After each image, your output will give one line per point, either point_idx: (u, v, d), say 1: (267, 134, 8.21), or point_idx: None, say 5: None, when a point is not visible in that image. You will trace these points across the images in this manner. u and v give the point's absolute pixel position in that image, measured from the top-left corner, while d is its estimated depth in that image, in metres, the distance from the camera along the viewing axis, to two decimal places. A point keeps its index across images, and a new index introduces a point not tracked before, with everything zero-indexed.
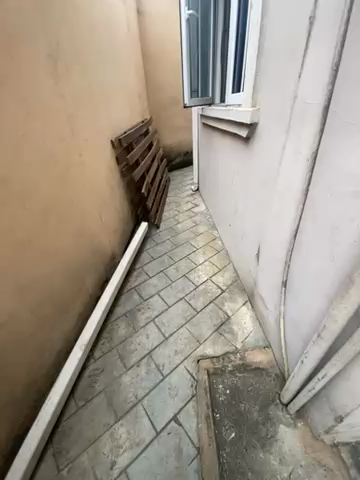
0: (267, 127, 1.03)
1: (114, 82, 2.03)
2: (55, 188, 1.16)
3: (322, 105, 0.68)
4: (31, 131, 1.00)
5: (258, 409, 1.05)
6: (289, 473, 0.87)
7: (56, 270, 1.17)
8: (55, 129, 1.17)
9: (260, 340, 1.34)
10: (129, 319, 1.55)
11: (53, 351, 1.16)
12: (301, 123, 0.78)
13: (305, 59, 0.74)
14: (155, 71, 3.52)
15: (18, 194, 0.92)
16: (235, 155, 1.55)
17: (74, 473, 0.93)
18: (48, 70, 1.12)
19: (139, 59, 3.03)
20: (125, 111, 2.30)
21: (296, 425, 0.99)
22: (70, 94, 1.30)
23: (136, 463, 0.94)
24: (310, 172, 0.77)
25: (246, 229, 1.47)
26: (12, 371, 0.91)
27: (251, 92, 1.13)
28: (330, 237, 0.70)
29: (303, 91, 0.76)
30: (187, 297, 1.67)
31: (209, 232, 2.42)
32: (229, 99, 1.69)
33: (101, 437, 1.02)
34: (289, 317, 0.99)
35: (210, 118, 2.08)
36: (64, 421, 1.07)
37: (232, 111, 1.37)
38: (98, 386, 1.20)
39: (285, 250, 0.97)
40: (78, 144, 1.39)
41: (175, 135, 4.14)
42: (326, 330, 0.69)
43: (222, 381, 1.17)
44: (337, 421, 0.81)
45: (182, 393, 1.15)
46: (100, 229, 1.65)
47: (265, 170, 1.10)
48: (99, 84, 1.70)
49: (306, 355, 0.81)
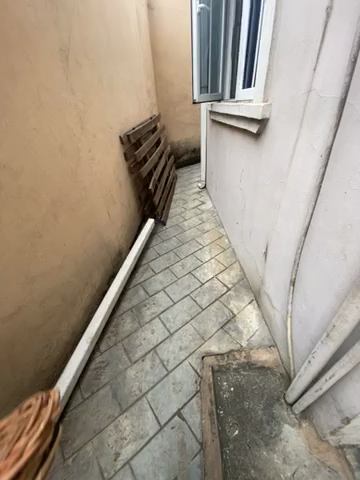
0: (279, 122, 1.01)
1: (123, 77, 2.02)
2: (65, 182, 1.17)
3: (338, 99, 0.66)
4: (42, 125, 1.01)
5: (262, 407, 1.05)
6: (292, 473, 0.87)
7: (64, 265, 1.18)
8: (65, 124, 1.17)
9: (266, 340, 1.33)
10: (134, 313, 1.56)
11: (61, 342, 1.18)
12: (316, 116, 0.76)
13: (321, 50, 0.72)
14: (164, 67, 3.51)
15: (29, 188, 0.94)
16: (244, 151, 1.53)
17: (79, 462, 0.94)
18: (60, 64, 1.12)
19: (148, 55, 3.02)
20: (134, 106, 2.30)
21: (300, 424, 0.98)
22: (80, 90, 1.31)
23: (139, 456, 0.95)
24: (324, 167, 0.75)
25: (254, 227, 1.45)
26: (20, 361, 0.93)
27: (263, 85, 1.11)
28: (343, 236, 0.68)
29: (319, 84, 0.74)
30: (193, 293, 1.67)
31: (215, 230, 2.40)
32: (239, 95, 1.66)
33: (106, 428, 1.04)
34: (297, 316, 0.98)
35: (219, 114, 2.06)
36: (70, 411, 1.10)
37: (242, 107, 1.34)
38: (103, 379, 1.21)
39: (295, 248, 0.95)
40: (87, 139, 1.39)
41: (183, 132, 4.11)
42: (336, 329, 0.68)
43: (227, 379, 1.16)
44: (344, 422, 0.80)
45: (186, 388, 1.16)
46: (107, 225, 1.66)
47: (276, 166, 1.08)
48: (108, 80, 1.69)
49: (314, 354, 0.79)
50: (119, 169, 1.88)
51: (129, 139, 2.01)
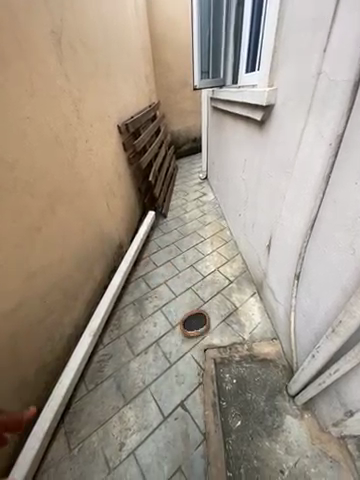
0: (285, 109, 0.96)
1: (120, 62, 1.93)
2: (62, 175, 1.14)
3: (351, 82, 0.61)
4: (36, 115, 0.96)
5: (265, 399, 1.06)
6: (294, 463, 0.88)
7: (64, 259, 1.17)
8: (61, 113, 1.12)
9: (268, 332, 1.33)
10: (137, 307, 1.56)
11: (64, 336, 1.18)
12: (326, 102, 0.71)
13: (332, 29, 0.66)
14: (163, 51, 3.36)
15: (25, 181, 0.91)
16: (248, 140, 1.47)
17: (85, 452, 0.97)
18: (53, 49, 1.06)
19: (146, 38, 2.88)
20: (132, 94, 2.21)
21: (302, 416, 0.99)
22: (75, 76, 1.25)
23: (143, 446, 0.97)
24: (334, 157, 0.71)
25: (258, 219, 1.41)
26: (24, 355, 0.93)
27: (268, 69, 1.04)
28: (352, 229, 0.65)
29: (329, 67, 0.69)
30: (195, 287, 1.66)
31: (216, 222, 2.37)
32: (242, 80, 1.58)
33: (111, 419, 1.05)
34: (301, 311, 0.96)
35: (221, 101, 1.98)
36: (75, 403, 1.11)
37: (246, 93, 1.28)
38: (107, 372, 1.23)
39: (300, 241, 0.92)
40: (84, 130, 1.34)
41: (183, 120, 3.98)
42: (342, 325, 0.66)
43: (229, 371, 1.17)
44: (347, 415, 0.80)
45: (189, 380, 1.17)
46: (107, 218, 1.63)
47: (282, 156, 1.03)
48: (104, 65, 1.62)
49: (318, 349, 0.79)
50: (118, 161, 1.83)
51: (128, 129, 1.95)
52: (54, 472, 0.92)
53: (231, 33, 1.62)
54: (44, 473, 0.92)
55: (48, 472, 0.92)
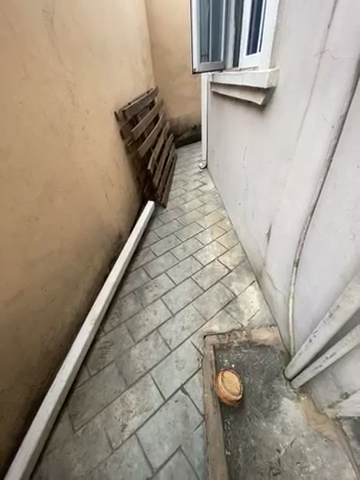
0: (287, 91, 0.92)
1: (116, 44, 1.85)
2: (58, 163, 1.12)
3: (355, 59, 0.59)
4: (29, 100, 0.93)
5: (262, 382, 1.08)
6: (290, 442, 0.92)
7: (64, 249, 1.17)
8: (55, 98, 1.09)
9: (267, 319, 1.35)
10: (137, 295, 1.58)
11: (66, 324, 1.20)
12: (329, 81, 0.68)
13: (338, 2, 0.63)
14: (160, 33, 3.22)
15: (20, 169, 0.89)
16: (248, 126, 1.43)
17: (88, 433, 1.00)
18: (45, 29, 1.01)
19: (143, 19, 2.75)
20: (129, 79, 2.14)
21: (299, 398, 1.02)
22: (69, 59, 1.20)
23: (145, 426, 1.01)
24: (336, 140, 0.69)
25: (258, 207, 1.40)
26: (26, 342, 0.95)
27: (270, 48, 1.00)
28: (353, 214, 0.64)
29: (334, 44, 0.66)
30: (194, 276, 1.67)
31: (216, 212, 2.35)
32: (243, 62, 1.52)
33: (113, 402, 1.09)
34: (300, 297, 0.97)
35: (221, 86, 1.91)
36: (78, 387, 1.15)
37: (246, 75, 1.23)
38: (109, 358, 1.25)
39: (300, 228, 0.92)
40: (80, 116, 1.30)
41: (182, 107, 3.87)
42: (340, 309, 0.67)
43: (228, 356, 1.20)
44: (342, 397, 0.82)
45: (189, 365, 1.20)
46: (106, 208, 1.62)
47: (282, 141, 1.01)
48: (99, 47, 1.55)
49: (316, 334, 0.80)
50: (115, 149, 1.80)
51: (125, 115, 1.89)
52: (59, 452, 0.96)
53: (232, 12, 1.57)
54: (50, 453, 0.96)
55: (53, 452, 0.96)
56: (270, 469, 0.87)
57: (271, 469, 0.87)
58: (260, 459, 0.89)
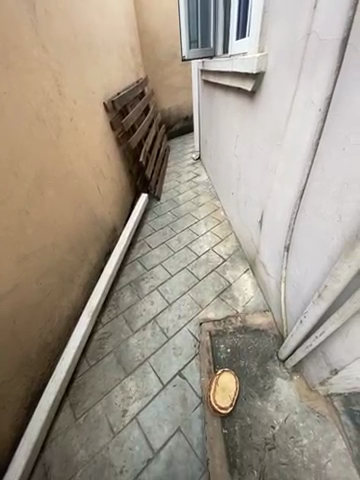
0: (276, 75, 0.92)
1: (102, 31, 1.79)
2: (47, 155, 1.10)
3: (339, 40, 0.59)
4: (14, 89, 0.91)
5: (257, 364, 1.12)
6: (284, 418, 0.96)
7: (57, 242, 1.17)
8: (41, 88, 1.06)
9: (261, 305, 1.38)
10: (133, 287, 1.60)
11: (63, 317, 1.21)
12: (316, 64, 0.69)
13: None
14: (148, 20, 3.12)
15: (8, 161, 0.88)
16: (239, 114, 1.43)
17: (90, 420, 1.03)
18: (26, 14, 0.98)
19: (129, 5, 2.66)
20: (117, 68, 2.09)
21: (292, 377, 1.06)
22: (54, 47, 1.16)
23: (145, 411, 1.04)
24: (322, 123, 0.70)
25: (250, 196, 1.41)
26: (24, 335, 0.96)
27: (258, 32, 0.99)
28: (339, 195, 0.66)
29: (319, 25, 0.65)
30: (190, 266, 1.69)
31: (210, 203, 2.36)
32: (233, 48, 1.50)
33: (113, 390, 1.12)
34: (291, 281, 1.00)
35: (211, 74, 1.89)
36: (78, 377, 1.17)
37: (236, 61, 1.22)
38: (107, 348, 1.28)
39: (290, 213, 0.93)
40: (68, 107, 1.28)
41: (173, 97, 3.80)
42: (327, 289, 0.70)
43: (224, 341, 1.23)
44: (332, 373, 0.86)
45: (186, 352, 1.23)
46: (99, 201, 1.61)
47: (272, 128, 1.01)
48: (85, 34, 1.50)
49: (306, 314, 0.83)
50: (106, 140, 1.77)
51: (115, 106, 1.86)
52: (62, 439, 0.99)
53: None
54: (53, 440, 0.99)
55: (56, 439, 0.99)
56: (265, 444, 0.91)
57: (266, 444, 0.91)
58: (256, 435, 0.93)
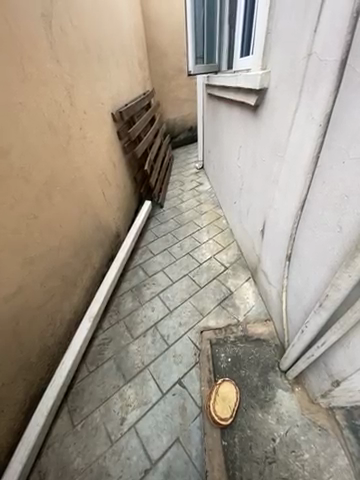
0: (278, 92, 0.96)
1: (113, 47, 1.88)
2: (57, 162, 1.14)
3: (338, 61, 0.63)
4: (28, 100, 0.95)
5: (258, 374, 1.11)
6: (285, 431, 0.94)
7: (62, 247, 1.19)
8: (53, 99, 1.11)
9: (262, 314, 1.38)
10: (135, 293, 1.60)
11: (64, 321, 1.22)
12: (316, 82, 0.72)
13: (322, 8, 0.67)
14: (156, 37, 3.27)
15: (19, 167, 0.91)
16: (242, 126, 1.48)
17: (87, 427, 1.02)
18: (43, 32, 1.04)
19: (139, 22, 2.80)
20: (126, 81, 2.17)
21: (293, 389, 1.05)
22: (67, 61, 1.23)
23: (144, 419, 1.03)
24: (322, 137, 0.73)
25: (252, 205, 1.44)
26: (26, 338, 0.96)
27: (262, 51, 1.04)
28: (339, 206, 0.68)
29: (319, 47, 0.70)
30: (191, 273, 1.70)
31: (212, 211, 2.39)
32: (237, 64, 1.56)
33: (112, 397, 1.11)
34: (292, 290, 1.00)
35: (216, 88, 1.96)
36: (77, 383, 1.16)
37: (240, 77, 1.27)
38: (107, 354, 1.27)
39: (291, 223, 0.95)
40: (78, 117, 1.33)
41: (179, 109, 3.92)
42: (329, 298, 0.70)
43: (224, 350, 1.22)
44: (334, 385, 0.85)
45: (186, 360, 1.22)
46: (104, 207, 1.64)
47: (274, 140, 1.05)
48: (97, 50, 1.58)
49: (307, 324, 0.83)
50: (113, 149, 1.82)
51: (122, 116, 1.93)
52: (59, 447, 0.98)
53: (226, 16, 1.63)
54: (50, 447, 0.97)
55: (53, 446, 0.98)
56: (266, 458, 0.89)
57: (266, 458, 0.89)
58: (256, 448, 0.91)
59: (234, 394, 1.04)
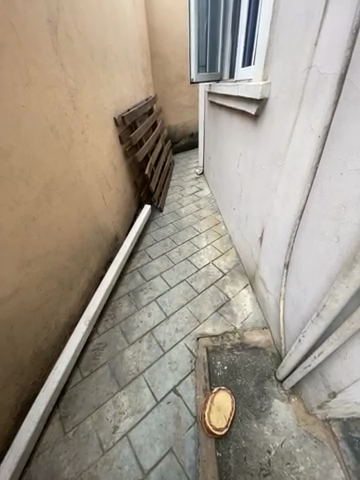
0: (278, 102, 0.98)
1: (117, 53, 1.92)
2: (58, 165, 1.14)
3: (338, 75, 0.64)
4: (31, 104, 0.96)
5: (254, 384, 1.10)
6: (281, 443, 0.92)
7: (60, 249, 1.18)
8: (56, 102, 1.12)
9: (259, 322, 1.37)
10: (132, 297, 1.59)
11: (59, 325, 1.20)
12: (316, 95, 0.74)
13: (323, 23, 0.68)
14: (160, 44, 3.33)
15: (20, 170, 0.91)
16: (243, 135, 1.49)
17: (79, 435, 1.00)
18: (49, 38, 1.06)
19: (143, 30, 2.85)
20: (129, 87, 2.20)
21: (289, 399, 1.04)
22: (71, 66, 1.24)
23: (137, 428, 1.01)
24: (321, 148, 0.74)
25: (251, 212, 1.44)
26: (20, 342, 0.95)
27: (263, 63, 1.06)
28: (337, 217, 0.69)
29: (319, 61, 0.71)
30: (189, 278, 1.70)
31: (212, 217, 2.39)
32: (239, 74, 1.60)
33: (105, 404, 1.09)
34: (290, 299, 1.00)
35: (218, 95, 1.98)
36: (70, 389, 1.14)
37: (241, 87, 1.30)
38: (102, 359, 1.25)
39: (289, 232, 0.95)
40: (80, 120, 1.34)
41: (181, 115, 3.97)
42: (326, 309, 0.70)
43: (221, 358, 1.21)
44: (330, 396, 0.84)
45: (182, 367, 1.20)
46: (103, 210, 1.65)
47: (274, 149, 1.06)
48: (101, 56, 1.61)
49: (304, 333, 0.83)
50: (114, 153, 1.83)
51: (124, 121, 1.94)
52: (49, 454, 0.95)
53: (229, 25, 1.66)
54: (40, 455, 0.95)
55: (43, 454, 0.95)
56: (260, 470, 0.87)
57: (261, 470, 0.87)
58: (251, 460, 0.89)
59: (230, 404, 1.02)
